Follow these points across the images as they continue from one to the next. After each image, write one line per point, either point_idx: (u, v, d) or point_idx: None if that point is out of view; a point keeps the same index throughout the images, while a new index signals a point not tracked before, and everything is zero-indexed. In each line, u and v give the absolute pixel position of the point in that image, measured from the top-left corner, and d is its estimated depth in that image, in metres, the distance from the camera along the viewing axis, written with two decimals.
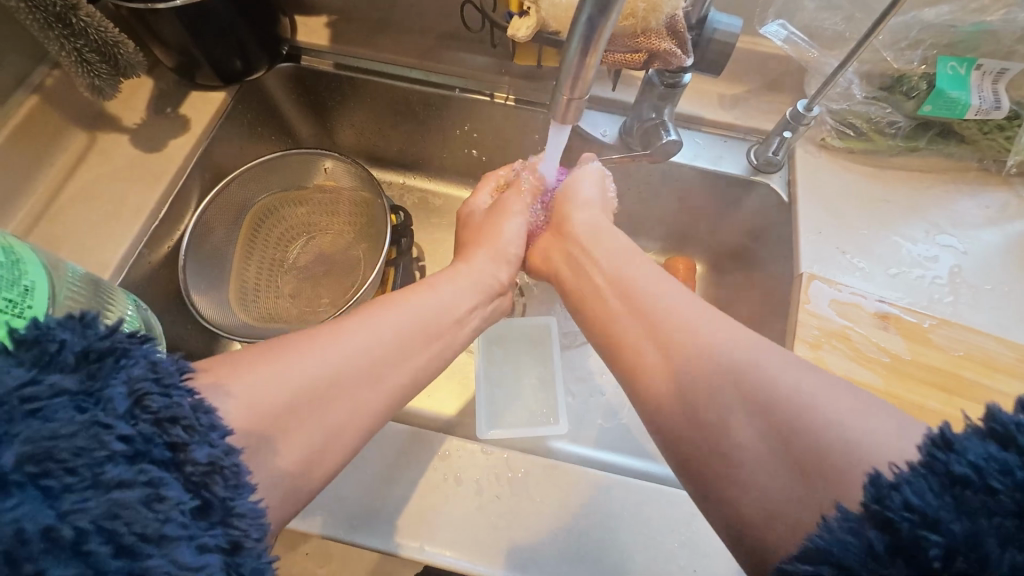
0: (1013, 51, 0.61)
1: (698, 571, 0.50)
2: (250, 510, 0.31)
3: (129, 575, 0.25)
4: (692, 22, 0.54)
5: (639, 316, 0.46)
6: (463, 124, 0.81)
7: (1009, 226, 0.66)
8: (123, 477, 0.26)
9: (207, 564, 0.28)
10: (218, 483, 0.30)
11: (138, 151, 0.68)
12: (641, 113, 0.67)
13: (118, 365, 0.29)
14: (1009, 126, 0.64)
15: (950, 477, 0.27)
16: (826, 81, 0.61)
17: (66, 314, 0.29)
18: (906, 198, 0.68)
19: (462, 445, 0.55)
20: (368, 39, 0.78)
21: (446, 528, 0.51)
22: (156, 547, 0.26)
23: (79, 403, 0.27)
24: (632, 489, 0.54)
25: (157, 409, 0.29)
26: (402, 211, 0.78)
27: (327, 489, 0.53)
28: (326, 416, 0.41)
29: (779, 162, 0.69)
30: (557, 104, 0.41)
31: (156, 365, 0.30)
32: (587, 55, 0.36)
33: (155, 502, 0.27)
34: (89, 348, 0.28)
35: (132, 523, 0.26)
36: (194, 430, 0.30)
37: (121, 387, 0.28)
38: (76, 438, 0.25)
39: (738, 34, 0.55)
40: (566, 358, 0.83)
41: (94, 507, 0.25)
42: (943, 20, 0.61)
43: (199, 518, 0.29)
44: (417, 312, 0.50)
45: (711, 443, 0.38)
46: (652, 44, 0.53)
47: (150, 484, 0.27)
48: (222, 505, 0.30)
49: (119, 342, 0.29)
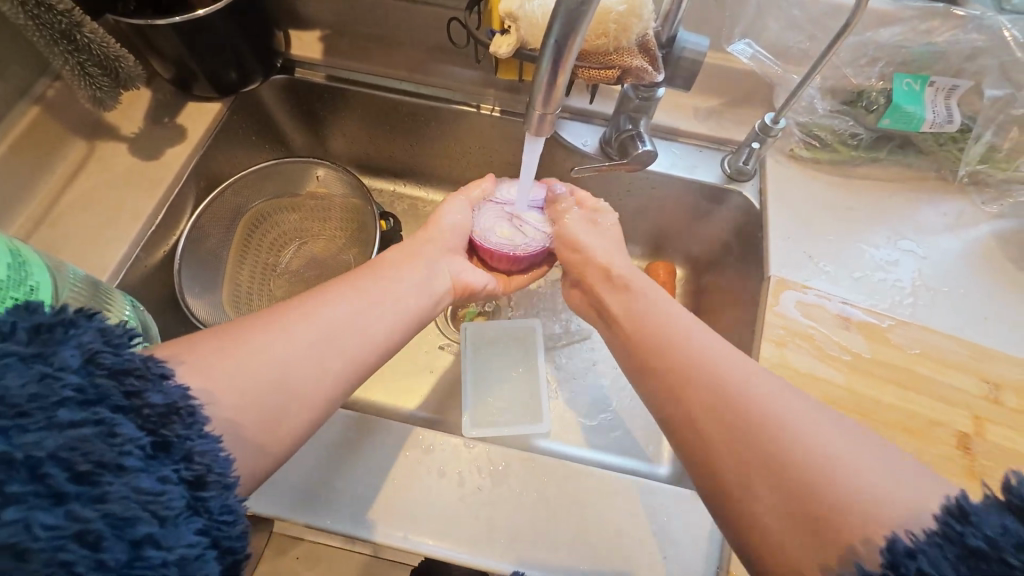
0: (962, 69, 0.66)
1: (670, 558, 0.52)
2: (209, 450, 0.34)
3: (91, 497, 0.28)
4: (662, 41, 0.58)
5: (663, 345, 0.48)
6: (451, 134, 0.84)
7: (967, 232, 0.69)
8: (76, 418, 0.29)
9: (167, 490, 0.31)
10: (177, 424, 0.33)
11: (136, 159, 0.71)
12: (619, 124, 0.70)
13: (69, 334, 0.31)
14: (960, 138, 0.68)
15: (967, 548, 0.28)
16: (790, 96, 0.64)
17: (17, 303, 0.32)
18: (870, 206, 0.72)
19: (446, 440, 0.58)
20: (360, 53, 0.82)
21: (429, 519, 0.54)
22: (115, 475, 0.29)
23: (32, 363, 0.29)
24: (609, 481, 0.56)
25: (110, 365, 0.32)
26: (391, 217, 0.80)
27: (317, 483, 0.55)
28: (274, 380, 0.42)
29: (750, 171, 0.73)
30: (531, 119, 0.44)
31: (105, 325, 0.33)
32: (557, 74, 0.39)
33: (111, 437, 0.30)
34: (40, 323, 0.31)
35: (86, 457, 0.28)
36: (147, 378, 0.33)
37: (74, 346, 0.31)
38: (29, 386, 0.29)
39: (705, 51, 0.59)
40: (550, 358, 0.87)
41: (50, 444, 0.28)
42: (896, 41, 0.66)
43: (161, 455, 0.32)
44: (369, 294, 0.51)
45: (733, 478, 0.39)
46: (625, 61, 0.56)
47: (102, 424, 0.30)
48: (179, 444, 0.33)
49: (68, 316, 0.32)
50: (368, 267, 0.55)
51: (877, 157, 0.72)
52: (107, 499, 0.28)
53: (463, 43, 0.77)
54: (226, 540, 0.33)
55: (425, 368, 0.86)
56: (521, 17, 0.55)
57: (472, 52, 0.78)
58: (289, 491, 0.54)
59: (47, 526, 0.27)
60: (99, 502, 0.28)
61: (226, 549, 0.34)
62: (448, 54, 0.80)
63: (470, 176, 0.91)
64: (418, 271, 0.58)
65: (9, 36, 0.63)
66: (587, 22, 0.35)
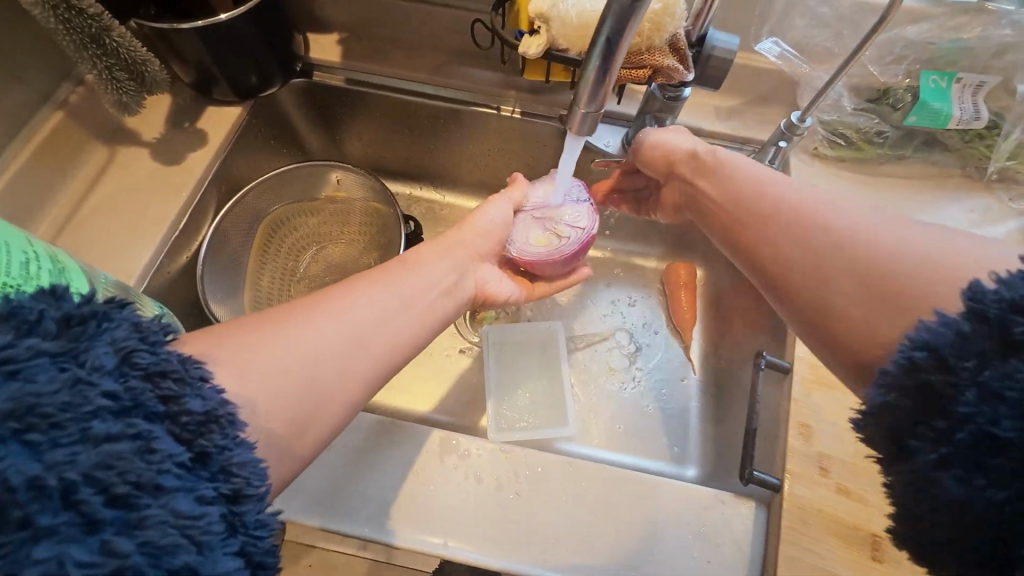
0: (990, 66, 0.66)
1: (712, 562, 0.52)
2: (247, 461, 0.32)
3: (127, 523, 0.26)
4: (692, 40, 0.57)
5: (745, 196, 0.50)
6: (471, 136, 0.84)
7: (995, 230, 0.69)
8: (111, 431, 0.27)
9: (207, 513, 0.29)
10: (215, 433, 0.31)
11: (158, 164, 0.70)
12: (643, 124, 0.70)
13: (102, 328, 0.30)
14: (988, 135, 0.68)
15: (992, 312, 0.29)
16: (818, 94, 0.64)
17: (46, 288, 0.31)
18: (897, 204, 0.71)
19: (480, 444, 0.57)
20: (379, 56, 0.81)
21: (466, 523, 0.53)
22: (152, 497, 0.27)
23: (62, 364, 0.28)
24: (646, 484, 0.56)
25: (145, 365, 0.30)
26: (413, 220, 0.80)
27: (350, 490, 0.54)
28: (305, 386, 0.39)
29: (776, 170, 0.72)
30: (573, 118, 0.43)
31: (134, 325, 0.31)
32: (604, 74, 0.39)
33: (145, 454, 0.28)
34: (71, 314, 0.30)
35: (124, 474, 0.27)
36: (185, 384, 0.31)
37: (105, 346, 0.29)
38: (60, 395, 0.27)
39: (736, 50, 0.57)
40: (572, 360, 0.86)
41: (87, 462, 0.26)
42: (923, 38, 0.66)
43: (197, 469, 0.30)
44: (398, 291, 0.48)
45: (801, 277, 0.43)
46: (656, 61, 0.56)
47: (138, 439, 0.28)
48: (215, 457, 0.31)
49: (100, 306, 0.30)
50: (392, 263, 0.52)
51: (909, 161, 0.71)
52: (145, 524, 0.27)
53: (486, 45, 0.77)
54: (264, 560, 0.32)
55: (447, 372, 0.85)
56: (553, 17, 0.54)
57: (495, 55, 0.79)
58: (324, 498, 0.54)
59: (82, 562, 0.25)
60: (138, 527, 0.27)
61: (257, 565, 0.32)
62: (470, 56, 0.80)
63: (488, 177, 0.90)
64: (444, 270, 0.55)
65: (32, 42, 0.63)
66: (640, 19, 0.35)
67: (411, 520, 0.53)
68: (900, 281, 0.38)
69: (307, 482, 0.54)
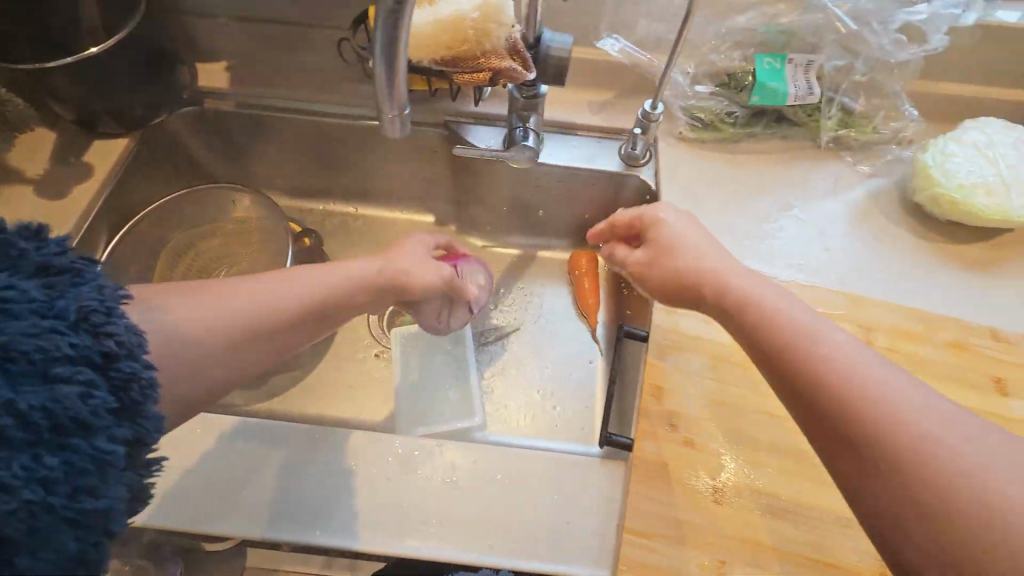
0: (815, 44, 0.72)
1: (575, 523, 0.55)
2: (154, 417, 0.39)
3: (56, 444, 0.34)
4: (528, 43, 0.61)
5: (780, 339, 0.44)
6: (365, 147, 0.87)
7: (847, 194, 0.75)
8: (65, 373, 0.35)
9: (115, 452, 0.36)
10: (135, 392, 0.37)
11: (42, 199, 0.72)
12: (512, 123, 0.74)
13: (74, 282, 0.38)
14: (823, 107, 0.76)
15: None
16: (661, 83, 0.70)
17: (31, 229, 0.39)
18: (757, 178, 0.77)
19: (362, 438, 0.60)
20: (266, 78, 0.84)
21: (337, 511, 0.56)
22: (81, 434, 0.35)
23: (38, 311, 0.35)
24: (520, 459, 0.59)
25: (97, 323, 0.37)
26: (312, 234, 0.83)
27: (234, 493, 0.56)
28: None
29: (640, 156, 0.78)
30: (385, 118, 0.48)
31: (103, 288, 0.39)
32: (392, 74, 0.44)
33: (92, 397, 0.36)
34: (50, 264, 0.38)
35: (75, 412, 0.35)
36: (125, 345, 0.37)
37: (71, 301, 0.37)
38: (39, 336, 0.35)
39: (570, 49, 0.61)
40: (483, 354, 0.88)
41: (42, 399, 0.34)
42: (750, 25, 0.73)
43: (119, 416, 0.37)
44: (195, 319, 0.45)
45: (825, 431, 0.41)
46: (493, 64, 0.61)
47: (91, 384, 0.36)
48: (133, 408, 0.38)
49: (74, 264, 0.39)
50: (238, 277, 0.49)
51: (763, 142, 0.79)
52: (69, 449, 0.35)
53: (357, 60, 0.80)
54: (142, 490, 0.39)
55: (362, 377, 0.87)
56: None
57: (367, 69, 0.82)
58: (196, 506, 0.56)
59: (21, 465, 0.33)
60: (62, 450, 0.34)
61: (139, 494, 0.40)
62: (349, 70, 0.84)
63: (397, 193, 0.93)
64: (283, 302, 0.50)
65: None
66: (406, 20, 0.40)
67: (280, 516, 0.55)
68: (892, 413, 0.38)
69: (192, 489, 0.57)
